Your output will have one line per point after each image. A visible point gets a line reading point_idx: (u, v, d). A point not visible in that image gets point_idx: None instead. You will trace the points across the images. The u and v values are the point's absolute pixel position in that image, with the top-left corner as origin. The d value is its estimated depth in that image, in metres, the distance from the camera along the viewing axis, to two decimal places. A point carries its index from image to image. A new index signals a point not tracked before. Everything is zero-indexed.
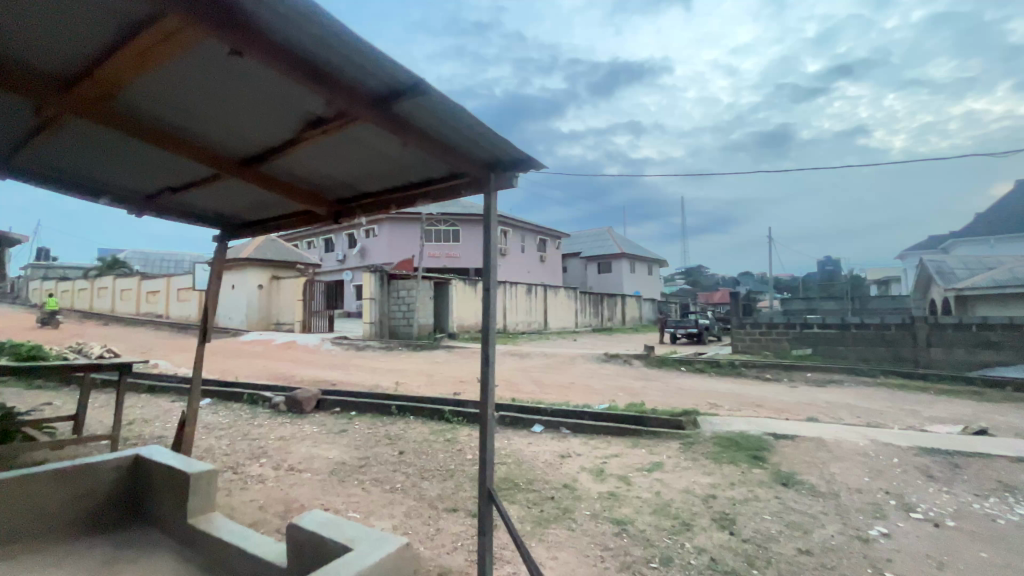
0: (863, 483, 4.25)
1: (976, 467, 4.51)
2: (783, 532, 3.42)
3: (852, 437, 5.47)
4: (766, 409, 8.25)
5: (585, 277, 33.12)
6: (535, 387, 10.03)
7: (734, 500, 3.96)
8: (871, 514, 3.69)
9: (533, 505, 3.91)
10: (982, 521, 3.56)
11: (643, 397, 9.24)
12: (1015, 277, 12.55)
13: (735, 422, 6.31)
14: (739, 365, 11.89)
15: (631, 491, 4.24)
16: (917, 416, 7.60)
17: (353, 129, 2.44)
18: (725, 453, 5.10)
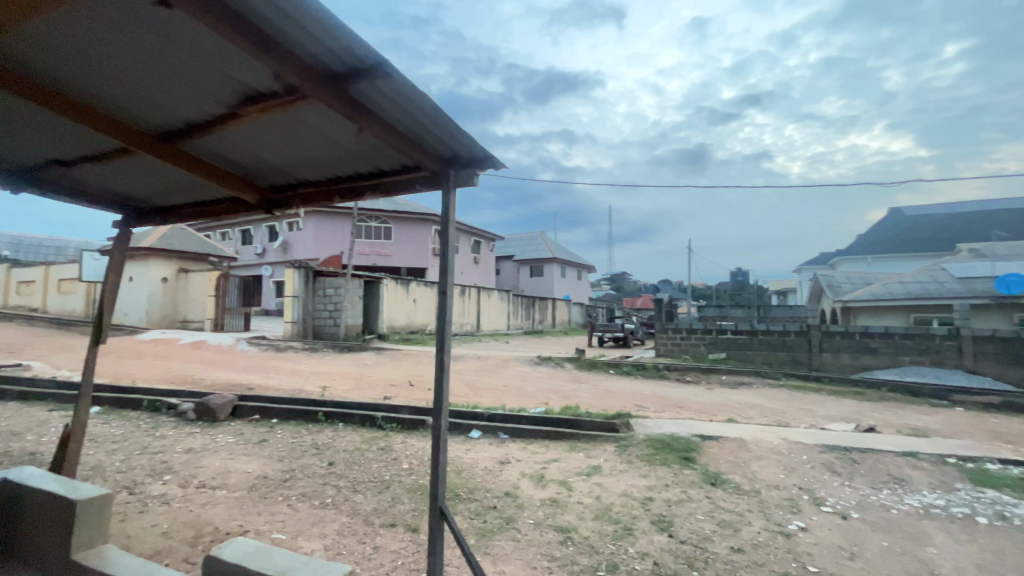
0: (780, 480, 4.57)
1: (870, 461, 5.02)
2: (716, 531, 3.57)
3: (768, 436, 5.89)
4: (688, 410, 8.72)
5: (517, 280, 33.42)
6: (468, 390, 9.87)
7: (670, 502, 4.08)
8: (790, 509, 3.96)
9: (476, 516, 3.78)
10: (880, 511, 3.93)
11: (575, 399, 9.42)
12: (890, 292, 14.37)
13: (664, 424, 6.59)
14: (662, 369, 12.51)
15: (572, 496, 4.24)
16: (815, 415, 8.40)
17: (300, 109, 2.20)
18: (658, 454, 5.28)
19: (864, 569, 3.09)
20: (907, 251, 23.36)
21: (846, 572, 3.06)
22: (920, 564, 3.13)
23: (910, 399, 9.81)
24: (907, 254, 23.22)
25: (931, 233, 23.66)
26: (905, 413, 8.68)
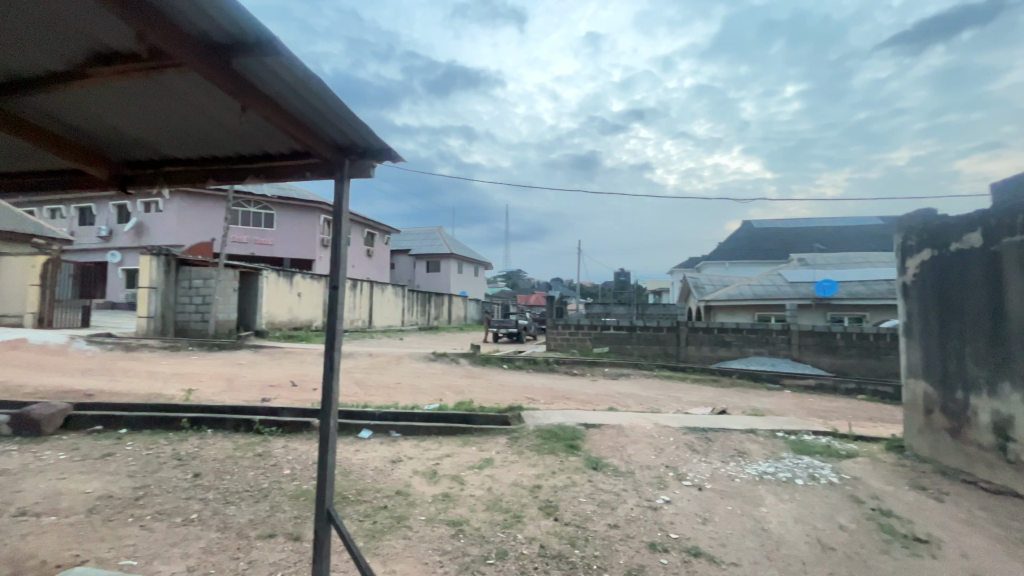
0: (651, 460, 5.10)
1: (721, 439, 5.82)
2: (596, 511, 3.88)
3: (641, 422, 6.53)
4: (574, 401, 9.32)
5: (413, 275, 32.69)
6: (358, 389, 9.46)
7: (556, 488, 4.35)
8: (657, 485, 4.45)
9: (365, 518, 3.66)
10: (727, 480, 4.59)
11: (469, 394, 9.54)
12: (741, 293, 16.75)
13: (551, 414, 6.96)
14: (552, 363, 13.19)
15: (464, 490, 4.31)
16: (680, 401, 9.50)
17: (168, 77, 1.96)
18: (546, 444, 5.58)
19: (713, 530, 3.58)
20: (754, 258, 27.39)
21: (700, 534, 3.52)
22: (755, 522, 3.72)
23: (752, 383, 11.55)
24: (754, 261, 27.22)
25: (771, 244, 28.03)
26: (748, 396, 10.21)
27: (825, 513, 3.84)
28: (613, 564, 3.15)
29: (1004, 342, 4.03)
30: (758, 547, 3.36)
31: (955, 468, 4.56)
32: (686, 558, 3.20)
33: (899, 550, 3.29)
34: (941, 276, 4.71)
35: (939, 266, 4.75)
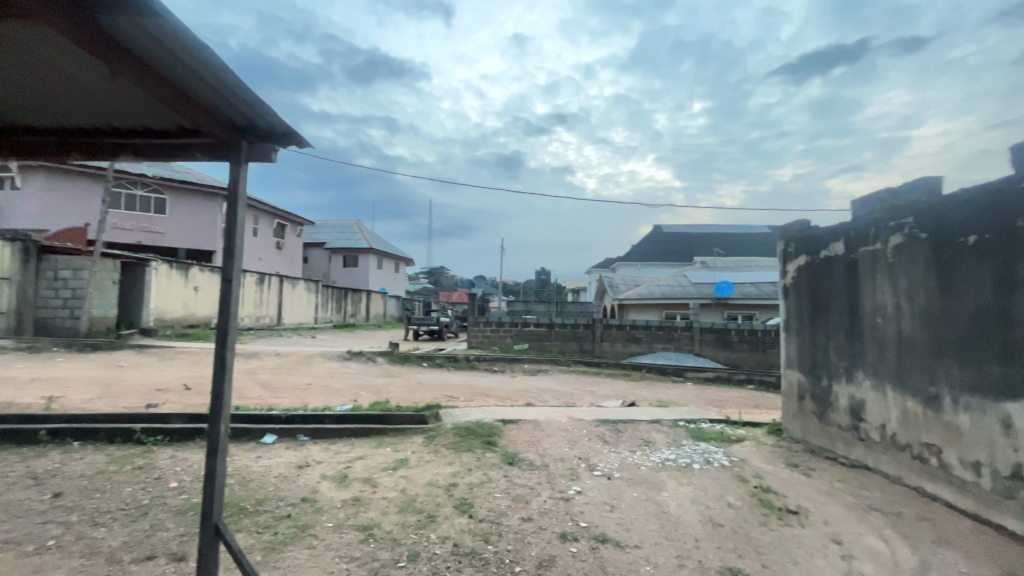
0: (565, 453, 5.28)
1: (629, 429, 6.18)
2: (510, 505, 3.94)
3: (557, 416, 6.73)
4: (493, 397, 9.39)
5: (328, 269, 31.01)
6: (263, 391, 8.77)
7: (472, 485, 4.34)
8: (570, 477, 4.61)
9: (264, 529, 3.40)
10: (634, 468, 4.87)
11: (385, 394, 9.24)
12: (651, 292, 17.90)
13: (470, 411, 6.95)
14: (472, 360, 13.18)
15: (377, 493, 4.15)
16: (594, 394, 9.95)
17: (16, 29, 1.67)
18: (463, 441, 5.55)
19: (618, 517, 3.77)
20: (663, 260, 29.44)
21: (608, 521, 3.70)
22: (656, 506, 3.98)
23: (659, 377, 12.39)
24: (663, 262, 29.26)
25: (678, 247, 30.30)
26: (655, 389, 10.93)
27: (716, 493, 4.21)
28: (525, 557, 3.19)
29: (859, 337, 4.67)
30: (659, 529, 3.59)
31: (820, 447, 5.22)
32: (594, 545, 3.34)
33: (775, 521, 3.69)
34: (813, 279, 5.36)
35: (812, 271, 5.39)
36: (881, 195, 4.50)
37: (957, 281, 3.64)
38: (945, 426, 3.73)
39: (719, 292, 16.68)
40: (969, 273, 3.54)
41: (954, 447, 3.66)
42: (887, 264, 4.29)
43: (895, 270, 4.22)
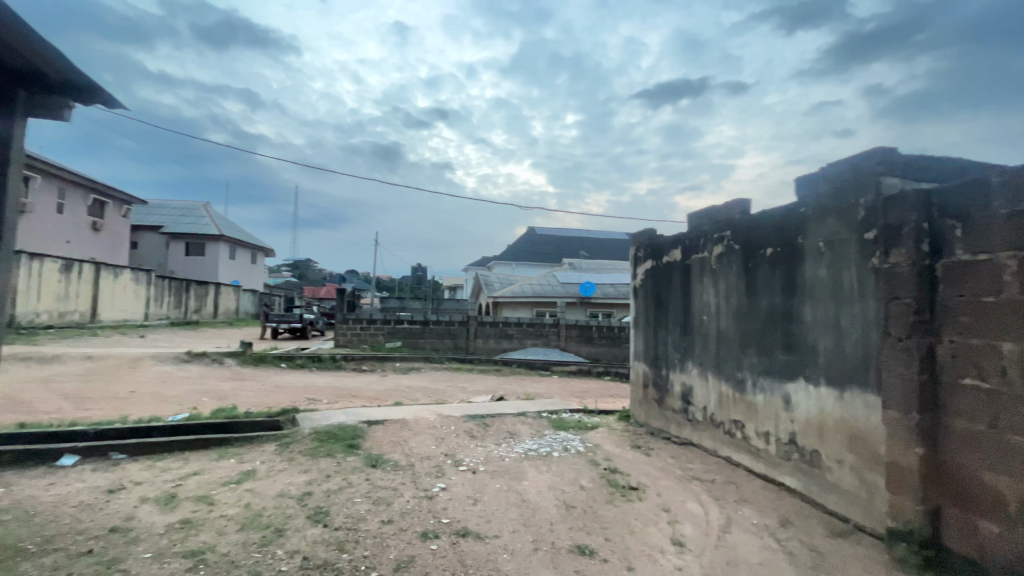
0: (431, 451, 5.23)
1: (496, 423, 6.36)
2: (370, 510, 3.76)
3: (426, 414, 6.65)
4: (360, 398, 8.96)
5: (164, 257, 26.62)
6: (65, 403, 7.18)
7: (330, 492, 4.07)
8: (435, 474, 4.58)
9: (54, 571, 2.77)
10: (498, 461, 5.02)
11: (234, 399, 8.23)
12: (523, 291, 18.69)
13: (332, 414, 6.51)
14: (339, 360, 12.40)
15: (213, 511, 3.66)
16: (465, 391, 10.07)
17: None
18: (322, 446, 5.17)
19: (481, 509, 3.86)
20: (535, 260, 30.97)
21: (469, 515, 3.75)
22: (517, 495, 4.15)
23: (528, 371, 13.00)
24: (535, 263, 30.81)
25: (549, 249, 32.09)
26: (524, 383, 11.41)
27: (571, 478, 4.54)
28: (383, 562, 3.08)
29: (690, 331, 5.41)
30: (517, 517, 3.75)
31: (659, 429, 5.95)
32: (455, 540, 3.35)
33: (619, 498, 4.10)
34: (657, 281, 6.08)
35: (656, 274, 6.11)
36: (708, 210, 5.26)
37: (759, 285, 4.40)
38: (747, 405, 4.50)
39: (584, 292, 18.00)
40: (768, 279, 4.31)
41: (753, 421, 4.44)
42: (712, 269, 5.04)
43: (717, 275, 4.97)
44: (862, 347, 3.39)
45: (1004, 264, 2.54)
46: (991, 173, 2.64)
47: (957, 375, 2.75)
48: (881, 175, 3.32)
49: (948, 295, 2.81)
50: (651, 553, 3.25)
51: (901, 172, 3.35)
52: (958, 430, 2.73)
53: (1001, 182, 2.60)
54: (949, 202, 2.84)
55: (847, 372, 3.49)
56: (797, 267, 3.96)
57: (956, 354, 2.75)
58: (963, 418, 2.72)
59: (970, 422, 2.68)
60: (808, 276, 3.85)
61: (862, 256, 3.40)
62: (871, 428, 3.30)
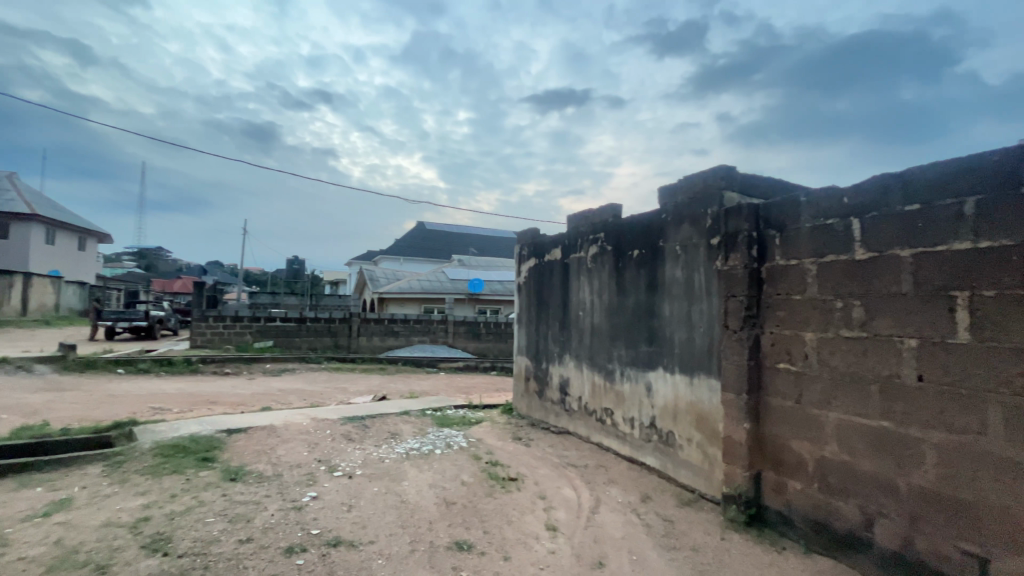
0: (303, 458, 4.83)
1: (377, 425, 6.10)
2: (225, 529, 3.34)
3: (297, 419, 6.13)
4: (221, 404, 7.98)
5: None
6: None
7: (174, 514, 3.53)
8: (306, 483, 4.24)
9: None
10: (378, 463, 4.81)
11: (47, 414, 6.77)
12: (410, 287, 18.23)
13: (181, 424, 5.67)
14: (194, 362, 10.89)
15: (8, 555, 2.95)
16: (345, 392, 9.51)
17: None
18: (166, 462, 4.48)
19: (356, 515, 3.66)
20: (423, 256, 30.42)
21: (343, 523, 3.53)
22: (396, 497, 4.01)
23: (413, 369, 12.72)
24: (424, 258, 30.27)
25: (438, 244, 31.74)
26: (409, 381, 11.13)
27: (453, 474, 4.53)
28: None
29: (568, 326, 5.72)
30: (396, 519, 3.63)
31: (539, 420, 6.22)
32: (325, 552, 3.13)
33: (498, 491, 4.19)
34: (539, 279, 6.33)
35: (539, 271, 6.35)
36: (585, 213, 5.59)
37: (627, 283, 4.80)
38: (616, 394, 4.89)
39: (472, 288, 18.21)
40: (634, 277, 4.71)
41: (620, 408, 4.84)
42: (588, 268, 5.38)
43: (591, 274, 5.32)
44: (707, 338, 3.87)
45: (808, 269, 3.09)
46: (800, 192, 3.18)
47: (774, 361, 3.27)
48: (724, 190, 3.82)
49: (770, 293, 3.33)
50: (526, 541, 3.36)
51: (739, 188, 3.88)
52: (775, 407, 3.26)
53: (807, 200, 3.14)
54: (772, 215, 3.37)
55: (695, 361, 3.96)
56: (659, 268, 4.40)
57: (775, 342, 3.28)
58: (778, 397, 3.25)
59: (783, 399, 3.22)
60: (667, 275, 4.29)
61: (709, 259, 3.88)
62: (713, 409, 3.79)
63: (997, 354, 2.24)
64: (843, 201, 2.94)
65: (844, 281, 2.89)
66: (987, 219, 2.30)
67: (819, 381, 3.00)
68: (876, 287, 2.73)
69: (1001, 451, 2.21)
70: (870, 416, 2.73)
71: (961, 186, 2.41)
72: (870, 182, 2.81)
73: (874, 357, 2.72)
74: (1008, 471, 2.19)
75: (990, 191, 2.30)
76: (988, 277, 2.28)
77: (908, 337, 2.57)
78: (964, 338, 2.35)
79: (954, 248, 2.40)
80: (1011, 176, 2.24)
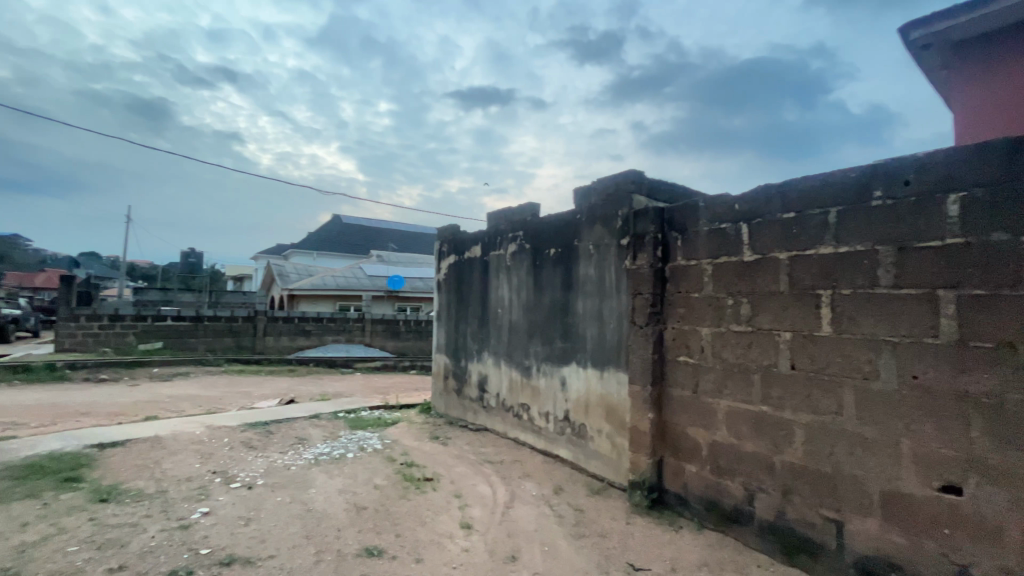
0: (193, 471, 4.37)
1: (283, 430, 5.70)
2: (92, 558, 2.93)
3: (189, 428, 5.54)
4: (94, 415, 7.00)
5: None
6: None
7: (25, 545, 3.02)
8: (196, 498, 3.84)
9: None
10: (282, 471, 4.48)
11: None
12: (324, 283, 17.26)
13: (40, 440, 4.88)
14: (61, 368, 9.44)
15: None
16: (248, 396, 8.77)
17: None
18: (18, 486, 3.82)
19: (255, 529, 3.38)
20: (339, 251, 28.94)
21: (239, 538, 3.25)
22: (301, 505, 3.77)
23: (327, 369, 12.07)
24: (340, 253, 28.82)
25: (355, 238, 30.36)
26: (322, 383, 10.53)
27: (365, 478, 4.35)
28: None
29: (486, 323, 5.74)
30: (300, 529, 3.41)
31: (458, 418, 6.18)
32: (216, 572, 2.85)
33: (412, 492, 4.09)
34: (459, 275, 6.27)
35: (459, 268, 6.29)
36: (504, 211, 5.63)
37: (544, 281, 4.91)
38: (532, 389, 4.98)
39: (391, 286, 17.66)
40: (551, 275, 4.83)
41: (536, 403, 4.94)
42: (506, 265, 5.43)
43: (510, 271, 5.37)
44: (616, 334, 4.07)
45: (704, 269, 3.35)
46: (699, 198, 3.43)
47: (675, 354, 3.52)
48: (633, 193, 4.01)
49: (672, 291, 3.58)
50: (440, 541, 3.31)
51: (647, 192, 4.10)
52: (675, 397, 3.50)
53: (704, 205, 3.40)
54: (675, 219, 3.60)
55: (606, 356, 4.15)
56: (574, 266, 4.54)
57: (675, 336, 3.53)
58: (678, 387, 3.49)
59: (682, 389, 3.47)
60: (581, 274, 4.45)
61: (619, 258, 4.08)
62: (620, 401, 4.00)
63: (852, 345, 2.58)
64: (734, 207, 3.22)
65: (734, 280, 3.18)
66: (846, 228, 2.64)
67: (712, 372, 3.27)
68: (759, 286, 3.03)
69: (853, 428, 2.55)
70: (754, 402, 3.02)
71: (826, 198, 2.74)
72: (757, 192, 3.10)
73: (757, 349, 3.02)
74: (859, 445, 2.54)
75: (848, 203, 2.64)
76: (846, 278, 2.62)
77: (784, 331, 2.88)
78: (827, 331, 2.68)
79: (820, 252, 2.73)
80: (864, 191, 2.58)
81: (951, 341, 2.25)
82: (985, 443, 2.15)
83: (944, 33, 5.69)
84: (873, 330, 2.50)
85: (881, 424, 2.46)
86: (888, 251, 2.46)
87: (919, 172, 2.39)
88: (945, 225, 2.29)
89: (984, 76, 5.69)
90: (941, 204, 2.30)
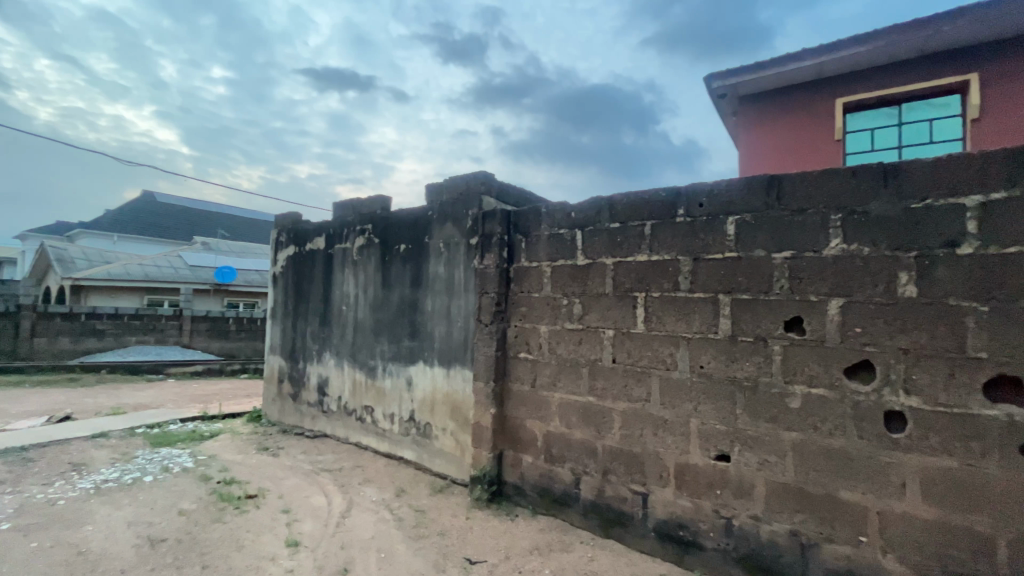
0: None
1: (49, 456, 4.51)
2: None
3: None
4: None
5: None
6: None
7: None
8: None
9: None
10: (44, 508, 3.53)
11: None
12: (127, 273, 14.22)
13: None
14: None
15: None
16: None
17: None
18: None
19: None
20: (150, 234, 24.16)
21: None
22: (69, 549, 3.01)
23: (127, 377, 9.95)
24: (151, 237, 24.07)
25: (174, 220, 25.69)
26: (117, 393, 8.65)
27: (167, 504, 3.67)
28: None
29: (329, 321, 5.32)
30: None
31: (293, 426, 5.63)
32: None
33: (229, 513, 3.58)
34: (298, 269, 5.71)
35: (298, 261, 5.73)
36: (352, 201, 5.29)
37: (392, 277, 4.74)
38: (377, 391, 4.77)
39: (220, 278, 15.38)
40: (399, 272, 4.68)
41: (380, 405, 4.74)
42: (352, 260, 5.10)
43: (356, 267, 5.07)
44: (463, 332, 4.11)
45: (544, 270, 3.57)
46: (542, 204, 3.64)
47: (517, 351, 3.69)
48: (482, 194, 4.09)
49: (516, 290, 3.74)
50: (259, 565, 2.95)
51: (496, 194, 4.20)
52: (515, 391, 3.67)
53: (546, 211, 3.62)
54: (520, 222, 3.77)
55: (452, 353, 4.17)
56: (423, 264, 4.46)
57: (517, 334, 3.70)
58: (518, 382, 3.67)
59: (522, 384, 3.65)
60: (430, 271, 4.40)
61: (467, 257, 4.13)
62: (465, 398, 4.05)
63: (658, 340, 2.99)
64: (571, 215, 3.49)
65: (569, 282, 3.44)
66: (657, 239, 3.05)
67: (549, 367, 3.50)
68: (589, 288, 3.33)
69: (657, 412, 2.97)
70: (582, 393, 3.31)
71: (644, 213, 3.14)
72: (590, 203, 3.41)
73: (587, 345, 3.31)
74: (661, 426, 2.95)
75: (659, 218, 3.06)
76: (655, 283, 3.03)
77: (607, 329, 3.22)
78: (641, 329, 3.07)
79: (637, 259, 3.11)
80: (671, 208, 3.02)
81: (726, 336, 2.75)
82: (745, 418, 2.68)
83: (734, 86, 7.02)
84: (673, 328, 2.94)
85: (677, 407, 2.90)
86: (686, 260, 2.92)
87: (709, 197, 2.87)
88: (725, 242, 2.79)
89: (757, 128, 7.18)
90: (724, 224, 2.80)
